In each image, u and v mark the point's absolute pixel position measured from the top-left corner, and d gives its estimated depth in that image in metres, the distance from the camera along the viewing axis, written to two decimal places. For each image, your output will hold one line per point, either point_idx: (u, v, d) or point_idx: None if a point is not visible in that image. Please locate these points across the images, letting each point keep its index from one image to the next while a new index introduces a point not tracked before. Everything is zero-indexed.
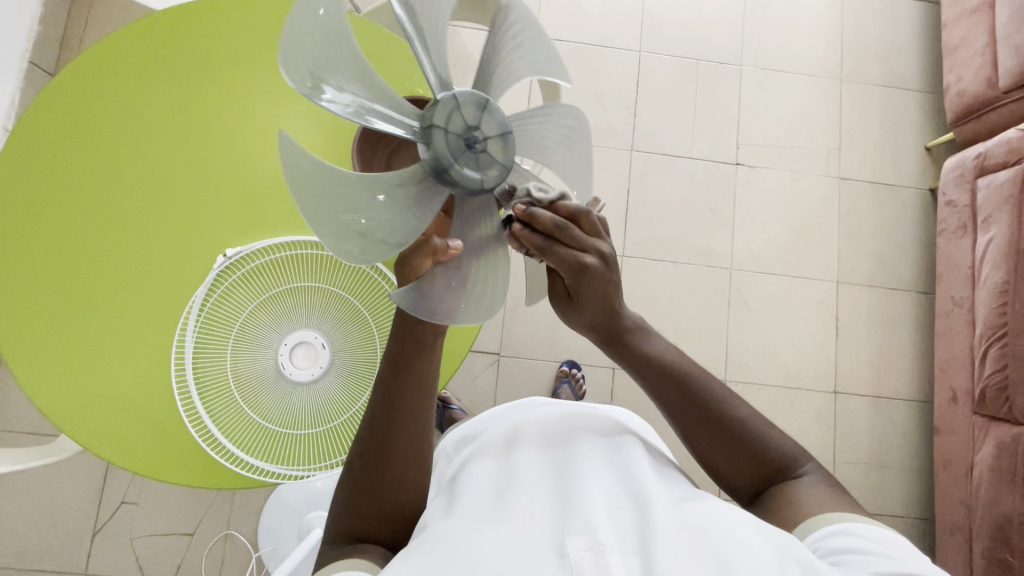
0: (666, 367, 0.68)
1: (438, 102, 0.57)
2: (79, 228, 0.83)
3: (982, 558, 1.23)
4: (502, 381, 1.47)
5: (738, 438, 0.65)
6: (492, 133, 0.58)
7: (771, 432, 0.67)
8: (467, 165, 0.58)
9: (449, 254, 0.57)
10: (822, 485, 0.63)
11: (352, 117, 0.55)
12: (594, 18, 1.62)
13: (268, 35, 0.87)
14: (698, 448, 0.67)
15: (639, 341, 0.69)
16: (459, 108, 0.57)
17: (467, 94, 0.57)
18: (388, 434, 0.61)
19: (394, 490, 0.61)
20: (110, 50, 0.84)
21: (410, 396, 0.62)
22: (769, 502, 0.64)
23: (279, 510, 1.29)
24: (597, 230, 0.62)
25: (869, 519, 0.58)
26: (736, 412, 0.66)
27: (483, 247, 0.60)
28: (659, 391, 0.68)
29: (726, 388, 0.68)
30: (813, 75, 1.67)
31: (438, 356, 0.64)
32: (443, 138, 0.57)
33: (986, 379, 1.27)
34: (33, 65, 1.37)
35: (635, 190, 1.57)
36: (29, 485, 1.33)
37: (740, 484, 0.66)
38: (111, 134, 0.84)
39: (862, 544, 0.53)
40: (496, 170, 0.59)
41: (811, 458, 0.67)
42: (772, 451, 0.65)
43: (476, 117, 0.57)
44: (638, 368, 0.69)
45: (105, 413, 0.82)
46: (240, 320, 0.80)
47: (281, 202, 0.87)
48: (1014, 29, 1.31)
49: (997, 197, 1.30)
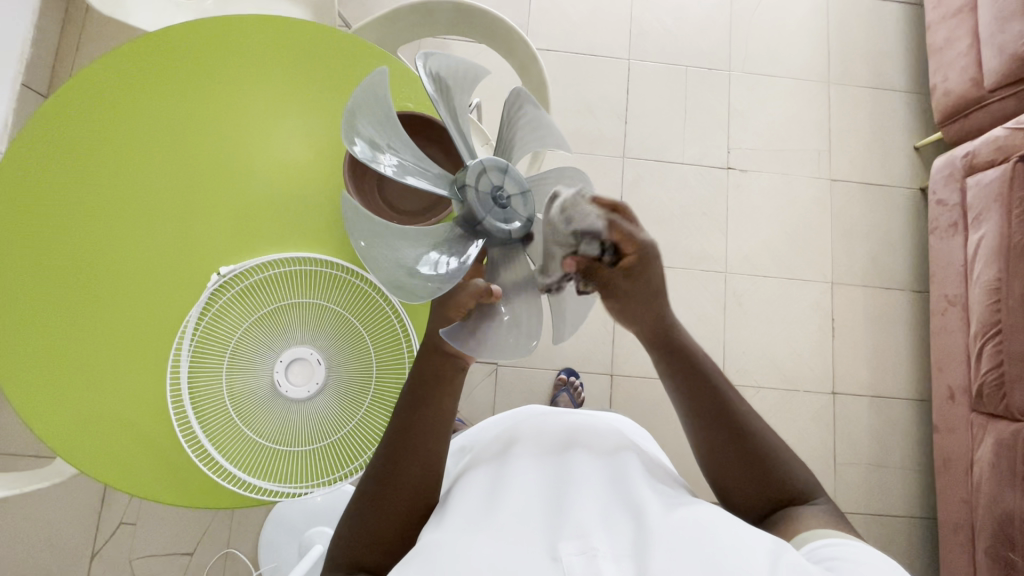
0: (708, 379, 0.70)
1: (491, 159, 0.58)
2: (70, 250, 0.83)
3: (986, 557, 1.23)
4: (501, 391, 1.47)
5: (761, 460, 0.67)
6: (516, 194, 0.58)
7: (790, 458, 0.68)
8: (498, 219, 0.58)
9: (489, 297, 0.58)
10: (838, 516, 0.65)
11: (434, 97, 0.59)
12: (583, 27, 1.63)
13: (257, 53, 0.88)
14: (718, 468, 0.68)
15: (681, 335, 0.71)
16: (509, 174, 0.58)
17: (513, 173, 0.59)
18: (401, 462, 0.62)
19: (400, 514, 0.62)
20: (101, 74, 0.85)
21: (426, 429, 0.63)
22: (780, 527, 0.65)
23: (279, 528, 1.28)
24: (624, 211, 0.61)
25: (850, 535, 0.60)
26: (768, 435, 0.68)
27: (512, 290, 0.60)
28: (692, 403, 0.70)
29: (756, 413, 0.70)
30: (801, 79, 1.68)
31: (457, 392, 0.66)
32: (478, 174, 0.58)
33: (982, 376, 1.28)
34: (25, 87, 1.37)
35: (628, 197, 1.57)
36: (27, 509, 1.33)
37: (751, 506, 0.68)
38: (102, 155, 0.84)
39: (856, 554, 0.54)
40: (508, 230, 0.58)
41: (821, 488, 0.68)
42: (791, 475, 0.67)
43: (516, 191, 0.58)
44: (675, 373, 0.71)
45: (99, 435, 0.82)
46: (235, 337, 0.80)
47: (272, 218, 0.86)
48: (997, 29, 1.32)
49: (986, 195, 1.31)
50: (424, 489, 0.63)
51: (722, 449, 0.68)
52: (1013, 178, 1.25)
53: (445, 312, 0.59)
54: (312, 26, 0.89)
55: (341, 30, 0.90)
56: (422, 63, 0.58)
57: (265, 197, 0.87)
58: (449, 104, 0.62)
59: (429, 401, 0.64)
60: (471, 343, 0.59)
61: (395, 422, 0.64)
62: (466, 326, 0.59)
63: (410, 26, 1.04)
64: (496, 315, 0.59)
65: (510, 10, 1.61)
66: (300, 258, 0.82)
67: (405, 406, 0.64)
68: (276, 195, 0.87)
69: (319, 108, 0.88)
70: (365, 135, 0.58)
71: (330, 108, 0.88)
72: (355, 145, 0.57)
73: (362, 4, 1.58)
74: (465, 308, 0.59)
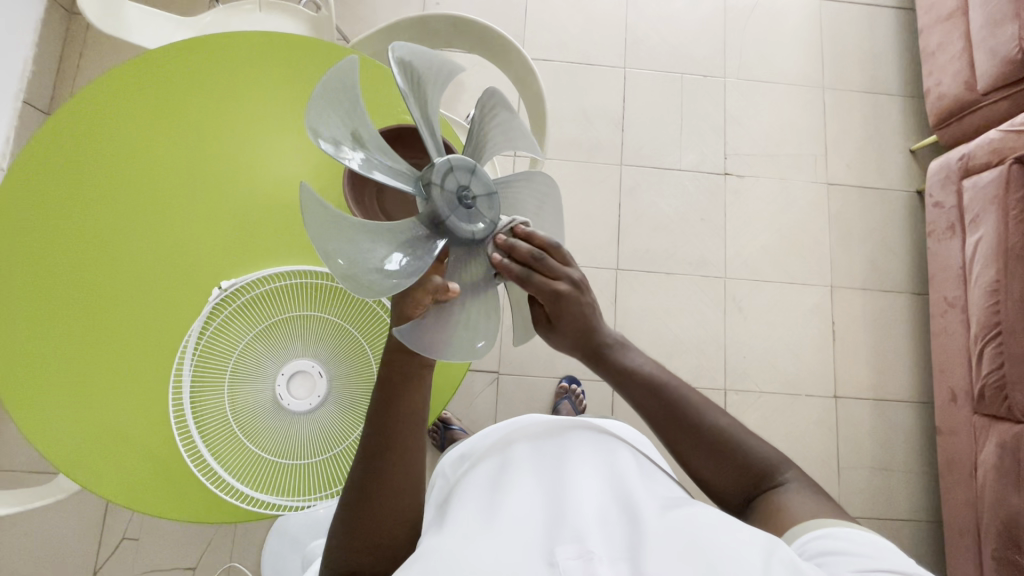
0: (648, 381, 0.70)
1: (453, 161, 0.58)
2: (73, 267, 0.83)
3: (992, 560, 1.22)
4: (502, 400, 1.47)
5: (719, 447, 0.66)
6: (481, 193, 0.60)
7: (750, 439, 0.68)
8: (461, 218, 0.58)
9: (449, 293, 0.57)
10: (805, 494, 0.64)
11: (402, 88, 0.56)
12: (578, 37, 1.64)
13: (255, 69, 0.89)
14: (682, 459, 0.68)
15: (618, 355, 0.71)
16: (476, 175, 0.60)
17: (476, 171, 0.60)
18: (380, 468, 0.60)
19: (388, 519, 0.60)
20: (103, 92, 0.86)
21: (403, 430, 0.61)
22: (758, 515, 0.64)
23: (282, 542, 1.28)
24: (568, 258, 0.65)
25: (857, 526, 0.58)
26: (721, 421, 0.68)
27: (472, 289, 0.60)
28: (639, 403, 0.70)
29: (704, 398, 0.70)
30: (796, 84, 1.69)
31: (428, 387, 0.63)
32: (445, 173, 0.58)
33: (983, 379, 1.28)
34: (27, 105, 1.39)
35: (627, 204, 1.58)
36: (29, 525, 1.32)
37: (730, 495, 0.67)
38: (104, 173, 0.85)
39: (848, 546, 0.54)
40: (471, 231, 0.59)
41: (794, 465, 0.67)
42: (752, 457, 0.66)
43: (482, 192, 0.60)
44: (617, 378, 0.71)
45: (102, 452, 0.82)
46: (236, 352, 0.80)
47: (271, 231, 0.87)
48: (989, 33, 1.34)
49: (983, 196, 1.31)
50: (407, 491, 0.61)
51: (677, 439, 0.67)
52: (1009, 179, 1.25)
53: (400, 309, 0.56)
54: (310, 41, 0.90)
55: (337, 45, 0.91)
56: (396, 51, 0.55)
57: (265, 209, 0.87)
58: (416, 94, 0.59)
59: (400, 399, 0.61)
60: (432, 341, 0.56)
61: (366, 427, 0.62)
62: (428, 324, 0.57)
63: (406, 39, 1.05)
64: (456, 314, 0.59)
65: (505, 21, 1.63)
66: (298, 270, 0.82)
67: (374, 407, 0.61)
68: (270, 206, 0.88)
69: None
70: (329, 126, 0.54)
71: None
72: (322, 139, 0.53)
73: (360, 19, 1.59)
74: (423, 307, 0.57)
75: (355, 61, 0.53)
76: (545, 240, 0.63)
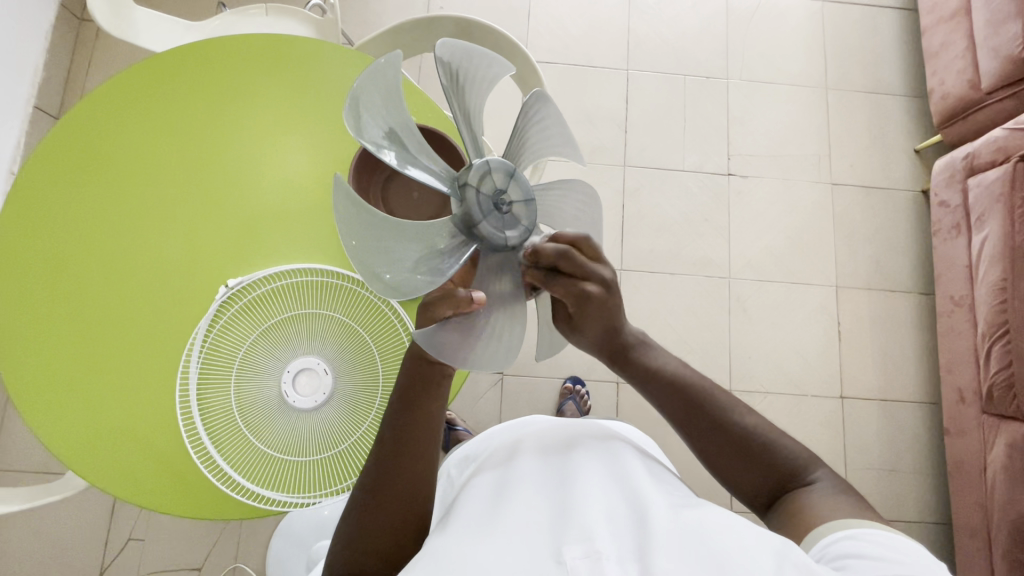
0: (673, 381, 0.69)
1: (519, 179, 0.59)
2: (82, 265, 0.84)
3: (1003, 561, 1.21)
4: (506, 400, 1.47)
5: (746, 446, 0.66)
6: (519, 213, 0.59)
7: (781, 442, 0.67)
8: (492, 223, 0.57)
9: (472, 306, 0.55)
10: (836, 493, 0.63)
11: (525, 108, 0.62)
12: (581, 40, 1.65)
13: (262, 70, 0.90)
14: (709, 461, 0.68)
15: (643, 355, 0.69)
16: (527, 205, 0.59)
17: (525, 203, 0.59)
18: (391, 471, 0.61)
19: (394, 523, 0.60)
20: (113, 93, 0.87)
21: (419, 435, 0.62)
22: (782, 514, 0.64)
23: (287, 542, 1.28)
24: (600, 258, 0.63)
25: (878, 524, 0.58)
26: (750, 422, 0.67)
27: (502, 300, 0.60)
28: (660, 398, 0.69)
29: (732, 397, 0.69)
30: (799, 85, 1.69)
31: (447, 395, 0.63)
32: (483, 174, 0.56)
33: (991, 378, 1.27)
34: (37, 110, 1.41)
35: (630, 205, 1.58)
36: (35, 524, 1.33)
37: (754, 494, 0.67)
38: (113, 173, 0.86)
39: (867, 548, 0.53)
40: (495, 234, 0.57)
41: (823, 463, 0.67)
42: (780, 457, 0.66)
43: (520, 218, 0.59)
44: (643, 379, 0.69)
45: (110, 449, 0.82)
46: (242, 350, 0.80)
47: (277, 230, 0.88)
48: (993, 31, 1.34)
49: (988, 195, 1.31)
50: (415, 496, 0.61)
51: (702, 441, 0.67)
52: (1014, 178, 1.25)
53: (429, 313, 0.56)
54: (317, 43, 0.91)
55: (346, 47, 0.92)
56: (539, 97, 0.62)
57: (270, 209, 0.88)
58: (532, 132, 0.63)
59: (418, 406, 0.62)
60: (457, 348, 0.57)
61: (383, 431, 0.62)
62: (451, 333, 0.56)
63: (411, 41, 1.05)
64: (482, 327, 0.58)
65: (508, 24, 1.64)
66: (305, 269, 0.82)
67: (391, 412, 0.62)
68: (277, 208, 0.88)
69: (321, 123, 0.90)
70: (459, 56, 0.57)
71: (330, 123, 0.90)
72: (444, 52, 0.55)
73: (364, 23, 1.61)
74: (448, 312, 0.56)
75: (510, 69, 0.61)
76: (572, 236, 0.61)
